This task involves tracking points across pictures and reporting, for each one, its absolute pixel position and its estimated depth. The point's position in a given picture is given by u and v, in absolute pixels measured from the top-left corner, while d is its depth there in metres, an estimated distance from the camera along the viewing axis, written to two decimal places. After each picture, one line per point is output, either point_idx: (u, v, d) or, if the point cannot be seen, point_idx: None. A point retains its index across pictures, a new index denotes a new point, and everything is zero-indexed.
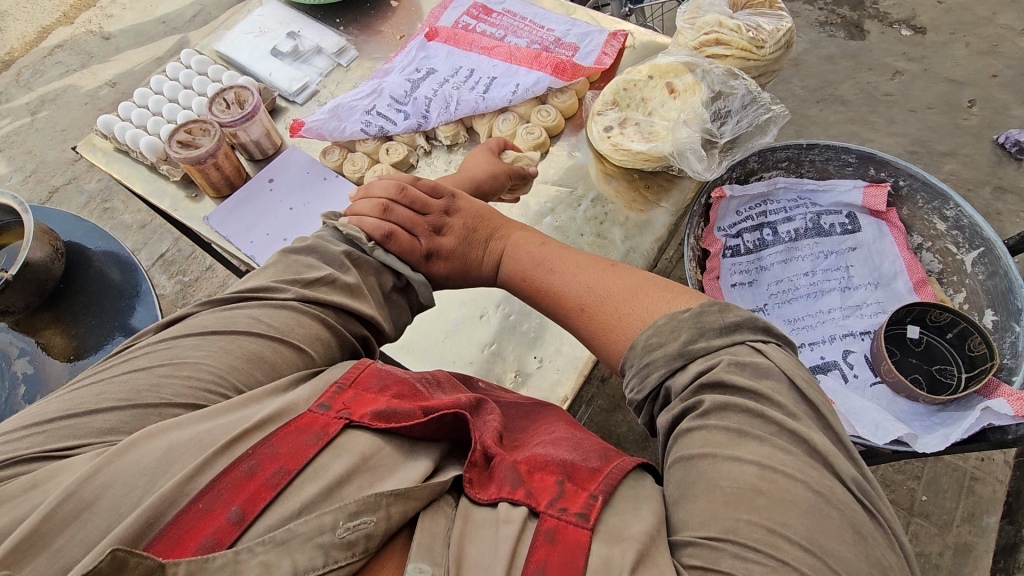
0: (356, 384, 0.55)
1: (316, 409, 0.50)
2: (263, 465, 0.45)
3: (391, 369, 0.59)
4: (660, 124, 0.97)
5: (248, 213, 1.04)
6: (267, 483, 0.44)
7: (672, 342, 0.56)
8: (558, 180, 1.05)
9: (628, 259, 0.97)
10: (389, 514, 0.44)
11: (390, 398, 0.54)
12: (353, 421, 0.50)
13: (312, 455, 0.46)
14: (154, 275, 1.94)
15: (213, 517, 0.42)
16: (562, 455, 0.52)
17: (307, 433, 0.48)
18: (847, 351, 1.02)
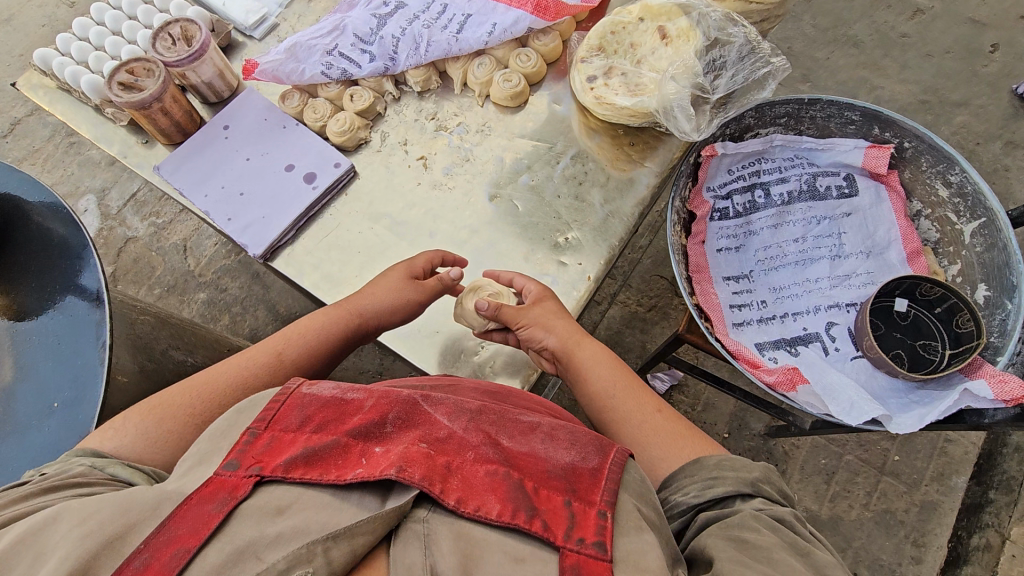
0: (274, 426, 0.60)
1: (222, 473, 0.55)
2: (157, 555, 0.48)
3: (313, 393, 0.64)
4: (648, 76, 0.89)
5: (202, 164, 0.96)
6: (166, 567, 0.47)
7: (749, 471, 0.60)
8: (536, 134, 0.97)
9: (606, 225, 0.90)
10: (329, 558, 0.49)
11: (311, 434, 0.59)
12: (265, 477, 0.55)
13: (217, 525, 0.50)
14: (127, 216, 1.86)
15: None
16: (564, 460, 0.60)
17: (211, 501, 0.52)
18: (831, 323, 0.98)
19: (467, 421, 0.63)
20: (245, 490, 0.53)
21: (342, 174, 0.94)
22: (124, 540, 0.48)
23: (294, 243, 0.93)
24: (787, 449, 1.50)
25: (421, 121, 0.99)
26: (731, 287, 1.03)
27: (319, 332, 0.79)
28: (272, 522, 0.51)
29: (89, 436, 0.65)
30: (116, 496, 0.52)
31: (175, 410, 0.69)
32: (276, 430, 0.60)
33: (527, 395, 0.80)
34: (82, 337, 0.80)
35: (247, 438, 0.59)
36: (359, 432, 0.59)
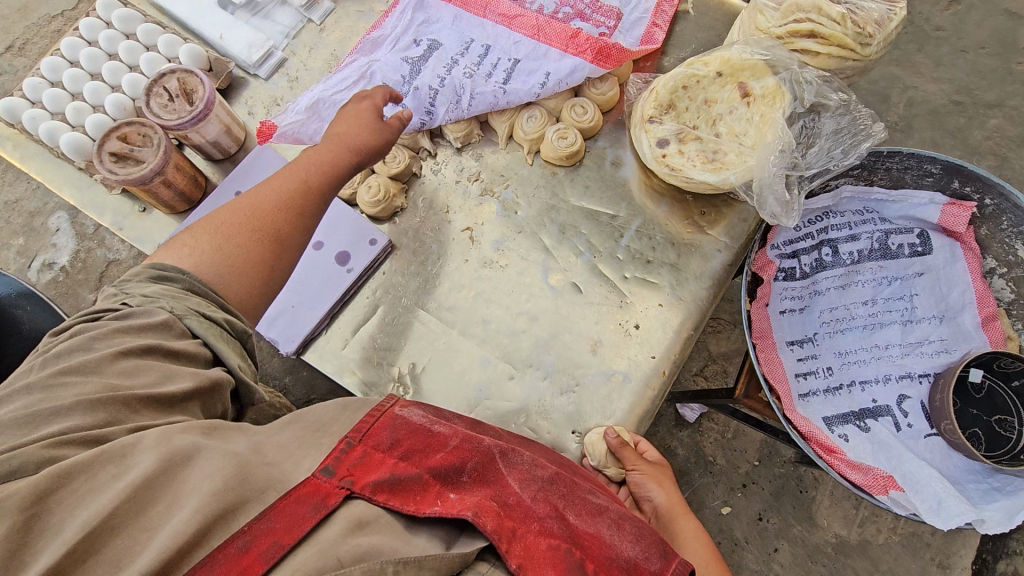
0: (367, 441, 0.54)
1: (318, 476, 0.50)
2: (256, 541, 0.43)
3: (408, 418, 0.59)
4: (728, 143, 0.79)
5: None
6: (261, 558, 0.42)
7: None
8: (595, 199, 0.87)
9: (676, 312, 0.82)
10: None
11: (398, 459, 0.54)
12: (353, 492, 0.49)
13: (310, 528, 0.45)
14: (105, 236, 1.68)
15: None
16: (626, 553, 0.54)
17: (306, 504, 0.47)
18: (903, 396, 0.93)
19: (537, 489, 0.57)
20: (337, 500, 0.48)
21: (378, 252, 0.84)
22: (235, 514, 0.44)
23: (329, 333, 0.82)
24: (817, 475, 1.48)
25: (464, 184, 0.88)
26: (796, 353, 0.97)
27: (325, 160, 0.71)
28: (354, 536, 0.46)
29: (166, 254, 0.64)
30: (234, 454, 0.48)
31: (227, 236, 0.66)
32: (367, 446, 0.55)
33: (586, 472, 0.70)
34: None
35: (342, 445, 0.53)
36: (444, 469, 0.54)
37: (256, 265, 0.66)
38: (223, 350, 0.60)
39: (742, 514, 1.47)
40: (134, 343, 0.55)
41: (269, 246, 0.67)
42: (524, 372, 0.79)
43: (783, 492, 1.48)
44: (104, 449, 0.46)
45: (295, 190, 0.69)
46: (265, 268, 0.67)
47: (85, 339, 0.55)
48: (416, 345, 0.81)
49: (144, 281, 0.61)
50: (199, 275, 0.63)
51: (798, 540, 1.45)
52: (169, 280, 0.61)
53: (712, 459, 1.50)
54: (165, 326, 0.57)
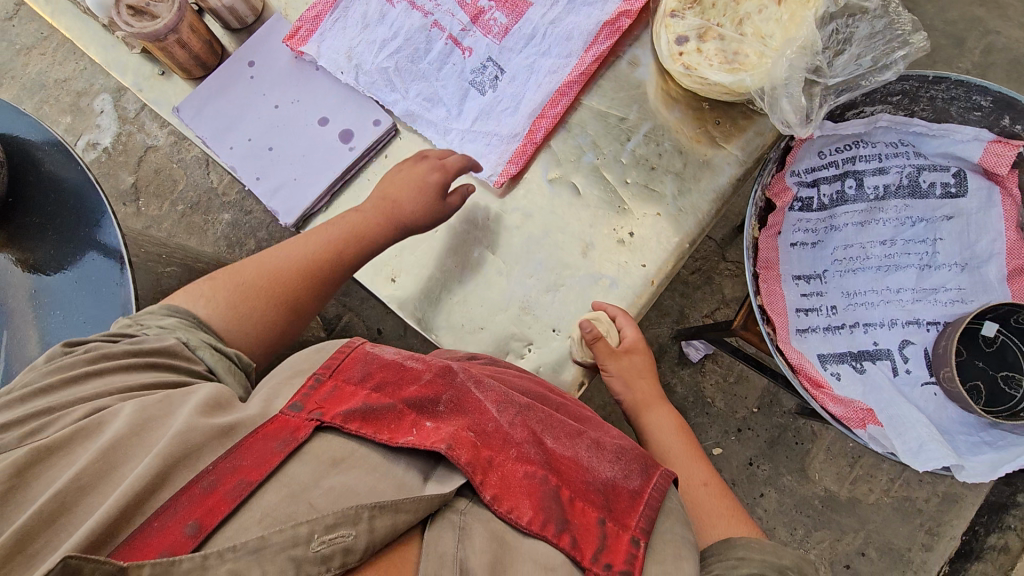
0: (337, 375, 0.59)
1: (287, 413, 0.54)
2: (222, 481, 0.48)
3: (377, 352, 0.63)
4: (752, 44, 0.74)
5: (226, 107, 0.86)
6: (226, 496, 0.47)
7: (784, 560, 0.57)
8: (605, 102, 0.83)
9: (675, 225, 0.80)
10: (372, 526, 0.47)
11: (370, 391, 0.58)
12: (325, 422, 0.54)
13: (277, 463, 0.50)
14: (145, 122, 1.74)
15: (169, 532, 0.44)
16: (604, 474, 0.61)
17: (274, 440, 0.52)
18: (906, 341, 0.90)
19: (515, 414, 0.62)
20: (306, 434, 0.52)
21: (381, 134, 0.84)
22: (198, 455, 0.49)
23: (328, 209, 0.84)
24: (816, 429, 1.46)
25: (470, 74, 0.85)
26: (801, 288, 0.94)
27: (351, 224, 0.75)
28: (326, 475, 0.50)
29: (183, 296, 0.68)
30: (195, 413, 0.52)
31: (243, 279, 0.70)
32: (338, 381, 0.59)
33: (564, 396, 0.72)
34: (106, 317, 0.71)
35: (310, 384, 0.58)
36: (416, 395, 0.58)
37: (264, 322, 0.69)
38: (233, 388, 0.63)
39: (733, 457, 1.47)
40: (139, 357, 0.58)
41: (284, 313, 0.71)
42: (513, 266, 0.80)
43: (778, 442, 1.47)
44: (84, 421, 0.50)
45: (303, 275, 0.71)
46: (273, 330, 0.70)
47: (49, 376, 0.56)
48: None
49: (158, 313, 0.65)
50: (209, 322, 0.66)
51: (786, 489, 1.45)
52: (179, 320, 0.64)
53: (711, 401, 1.50)
54: (175, 353, 0.60)
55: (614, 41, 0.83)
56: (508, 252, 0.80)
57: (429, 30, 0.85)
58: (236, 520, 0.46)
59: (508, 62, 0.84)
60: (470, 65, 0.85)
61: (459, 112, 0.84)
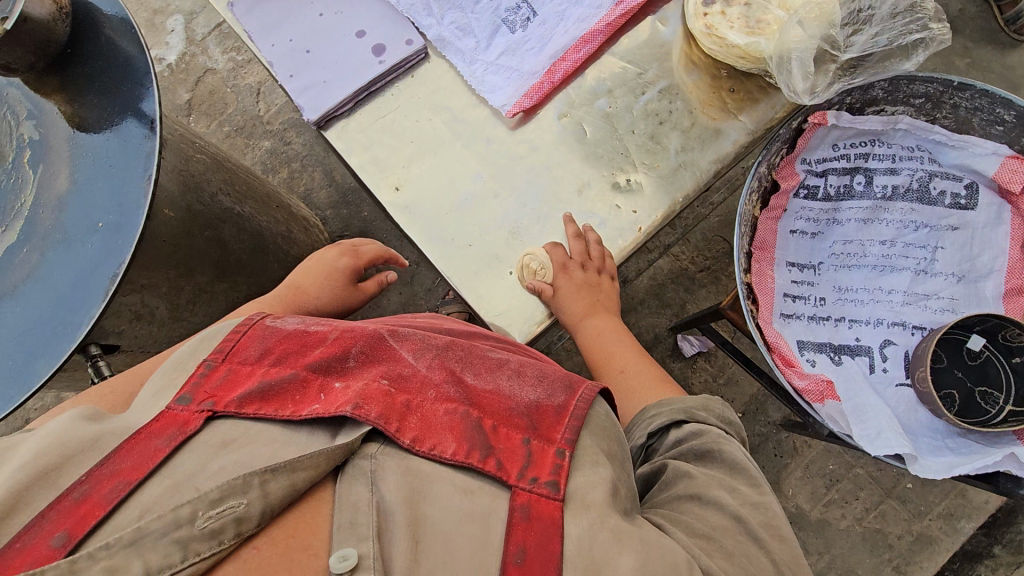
0: (232, 360, 0.68)
1: (175, 407, 0.61)
2: (95, 488, 0.53)
3: (273, 331, 0.72)
4: (774, 13, 0.76)
5: (275, 8, 0.92)
6: (101, 500, 0.52)
7: (682, 404, 0.69)
8: (627, 54, 0.86)
9: (673, 179, 0.82)
10: (265, 491, 0.52)
11: (269, 368, 0.66)
12: (219, 410, 0.61)
13: (161, 457, 0.56)
14: (210, 46, 1.86)
15: (36, 548, 0.48)
16: (529, 398, 0.66)
17: (162, 435, 0.58)
18: (888, 341, 0.90)
19: (428, 362, 0.69)
20: (194, 426, 0.59)
21: (412, 54, 0.89)
22: (58, 475, 0.54)
23: (350, 115, 0.90)
24: (797, 445, 1.44)
25: (504, 10, 0.89)
26: (793, 275, 0.94)
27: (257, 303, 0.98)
28: (214, 458, 0.56)
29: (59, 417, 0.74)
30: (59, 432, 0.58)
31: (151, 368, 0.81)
32: (232, 364, 0.67)
33: (504, 340, 0.78)
34: (131, 165, 0.77)
35: (204, 370, 0.66)
36: (317, 364, 0.67)
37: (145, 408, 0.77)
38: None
39: None
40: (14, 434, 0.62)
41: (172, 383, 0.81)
42: (510, 194, 0.84)
43: (757, 450, 1.45)
44: None
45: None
46: None
47: None
48: (422, 143, 0.88)
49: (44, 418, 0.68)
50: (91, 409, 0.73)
51: None
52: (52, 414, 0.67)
53: None
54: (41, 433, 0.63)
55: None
56: (508, 180, 0.84)
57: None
58: (112, 521, 0.51)
59: (542, 7, 0.88)
60: (506, 4, 0.89)
61: (486, 45, 0.88)
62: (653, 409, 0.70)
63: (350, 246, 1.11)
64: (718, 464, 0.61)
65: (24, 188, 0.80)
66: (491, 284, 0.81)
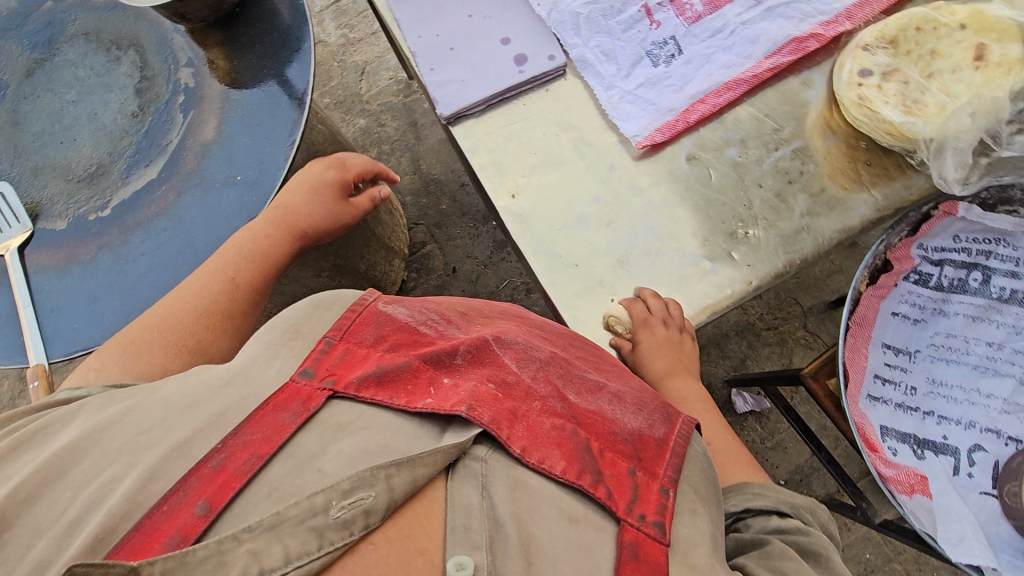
0: (347, 340, 0.67)
1: (298, 381, 0.61)
2: (230, 460, 0.53)
3: (387, 314, 0.72)
4: (933, 96, 0.75)
5: (427, 2, 0.95)
6: (235, 474, 0.52)
7: (790, 497, 0.68)
8: (765, 108, 0.86)
9: (794, 239, 0.80)
10: (390, 487, 0.51)
11: (382, 354, 0.65)
12: (337, 391, 0.60)
13: (289, 435, 0.55)
14: (326, 20, 1.94)
15: (180, 515, 0.49)
16: (631, 426, 0.66)
17: (286, 411, 0.58)
18: (978, 446, 0.86)
19: (535, 370, 0.67)
20: (317, 404, 0.58)
21: (551, 69, 0.90)
22: (192, 447, 0.55)
23: (480, 117, 0.92)
24: (837, 526, 1.40)
25: (650, 43, 0.89)
26: (886, 358, 0.92)
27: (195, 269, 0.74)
28: (332, 441, 0.56)
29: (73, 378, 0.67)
30: (180, 403, 0.59)
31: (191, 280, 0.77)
32: (348, 345, 0.67)
33: (601, 357, 0.77)
34: (275, 128, 0.81)
35: (324, 347, 0.65)
36: (429, 355, 0.64)
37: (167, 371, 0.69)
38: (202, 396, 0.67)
39: None
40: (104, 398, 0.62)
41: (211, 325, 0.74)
42: (624, 223, 0.84)
43: None
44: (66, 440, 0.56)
45: (225, 292, 0.74)
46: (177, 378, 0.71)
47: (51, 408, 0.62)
48: (546, 157, 0.89)
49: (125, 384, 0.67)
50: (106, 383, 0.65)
51: None
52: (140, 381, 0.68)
53: None
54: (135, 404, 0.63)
55: (796, 58, 0.85)
56: (625, 210, 0.85)
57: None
58: (244, 497, 0.51)
59: (689, 46, 0.88)
60: (653, 37, 0.89)
61: (626, 73, 0.89)
62: (756, 488, 0.69)
63: (336, 157, 0.90)
64: (817, 565, 0.60)
65: (172, 129, 0.84)
66: (591, 308, 0.82)
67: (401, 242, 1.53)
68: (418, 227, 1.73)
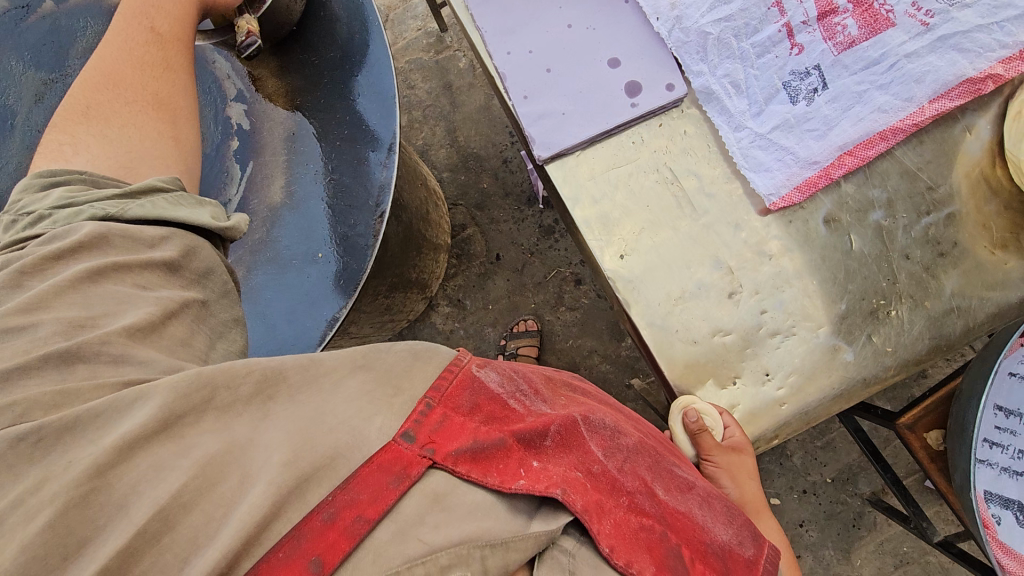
0: (448, 403, 0.53)
1: (400, 443, 0.48)
2: (341, 514, 0.44)
3: (484, 379, 0.58)
4: None
5: (517, 11, 0.80)
6: (347, 531, 0.43)
7: None
8: (917, 162, 0.75)
9: (940, 320, 0.73)
10: (484, 566, 0.46)
11: (479, 425, 0.53)
12: (436, 463, 0.48)
13: (393, 501, 0.46)
14: None
15: (294, 565, 0.41)
16: (721, 538, 0.63)
17: (387, 473, 0.47)
18: None
19: (623, 460, 0.61)
20: (420, 471, 0.47)
21: (668, 101, 0.78)
22: (310, 489, 0.44)
23: (580, 154, 0.79)
24: (877, 521, 1.43)
25: (789, 72, 0.75)
26: (996, 419, 0.86)
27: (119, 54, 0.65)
28: (432, 513, 0.47)
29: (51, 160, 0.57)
30: (308, 422, 0.47)
31: (110, 151, 0.58)
32: (447, 407, 0.53)
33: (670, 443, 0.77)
34: (357, 188, 0.69)
35: (423, 407, 0.52)
36: (529, 433, 0.54)
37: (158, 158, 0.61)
38: (193, 217, 0.59)
39: (786, 513, 1.46)
40: (102, 230, 0.52)
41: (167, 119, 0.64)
42: (748, 294, 0.75)
43: (834, 517, 1.45)
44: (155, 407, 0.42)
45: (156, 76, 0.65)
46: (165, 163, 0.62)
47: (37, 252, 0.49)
48: (659, 210, 0.78)
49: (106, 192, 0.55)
50: (95, 180, 0.56)
51: (823, 561, 1.44)
52: (119, 187, 0.56)
53: (789, 453, 1.48)
54: (145, 231, 0.54)
55: (965, 102, 0.72)
56: (751, 281, 0.75)
57: (769, 7, 0.75)
58: (351, 561, 0.43)
59: (835, 79, 0.74)
60: (794, 65, 0.75)
61: (758, 111, 0.75)
62: None
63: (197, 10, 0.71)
64: None
65: (229, 184, 0.73)
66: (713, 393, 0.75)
67: (446, 234, 1.42)
68: (457, 208, 1.60)
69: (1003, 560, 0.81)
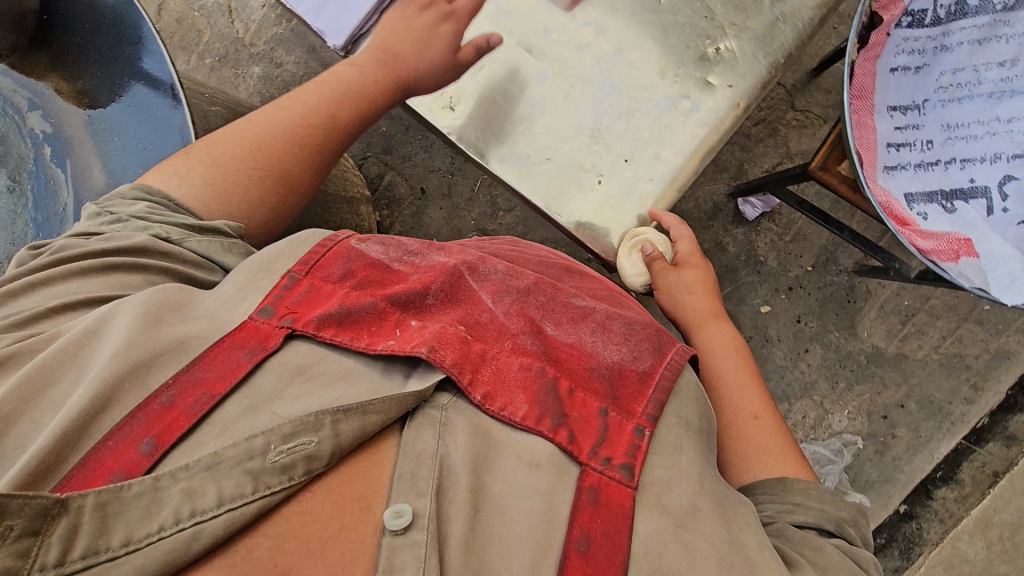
0: (314, 274, 0.58)
1: (256, 319, 0.53)
2: (183, 395, 0.48)
3: (359, 251, 0.63)
4: None
5: None
6: (187, 411, 0.47)
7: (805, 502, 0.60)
8: None
9: (771, 32, 0.71)
10: (335, 433, 0.48)
11: (349, 290, 0.58)
12: (296, 330, 0.53)
13: (245, 373, 0.50)
14: None
15: (125, 450, 0.44)
16: (612, 359, 0.62)
17: (241, 349, 0.52)
18: (1009, 177, 0.81)
19: (508, 308, 0.63)
20: (277, 341, 0.52)
21: None
22: (150, 373, 0.48)
23: (377, 26, 0.78)
24: (870, 288, 1.43)
25: None
26: (895, 120, 0.85)
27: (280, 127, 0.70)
28: (292, 384, 0.51)
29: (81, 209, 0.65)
30: (145, 320, 0.51)
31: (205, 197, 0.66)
32: (314, 279, 0.58)
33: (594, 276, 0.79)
34: (165, 141, 0.73)
35: (286, 284, 0.57)
36: (399, 294, 0.58)
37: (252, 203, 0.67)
38: (181, 257, 0.61)
39: (781, 315, 1.45)
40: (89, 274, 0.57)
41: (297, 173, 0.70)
42: (581, 91, 0.74)
43: (829, 300, 1.44)
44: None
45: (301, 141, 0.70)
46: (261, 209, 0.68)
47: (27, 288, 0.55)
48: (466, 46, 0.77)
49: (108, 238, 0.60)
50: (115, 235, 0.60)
51: (832, 345, 1.44)
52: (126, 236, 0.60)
53: (763, 259, 1.46)
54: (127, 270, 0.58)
55: None
56: (580, 76, 0.74)
57: None
58: (194, 437, 0.46)
59: None
60: None
61: None
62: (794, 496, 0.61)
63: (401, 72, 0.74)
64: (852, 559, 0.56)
65: (58, 191, 0.75)
66: (579, 199, 0.74)
67: (358, 186, 1.42)
68: (368, 160, 1.59)
69: (923, 245, 0.78)
